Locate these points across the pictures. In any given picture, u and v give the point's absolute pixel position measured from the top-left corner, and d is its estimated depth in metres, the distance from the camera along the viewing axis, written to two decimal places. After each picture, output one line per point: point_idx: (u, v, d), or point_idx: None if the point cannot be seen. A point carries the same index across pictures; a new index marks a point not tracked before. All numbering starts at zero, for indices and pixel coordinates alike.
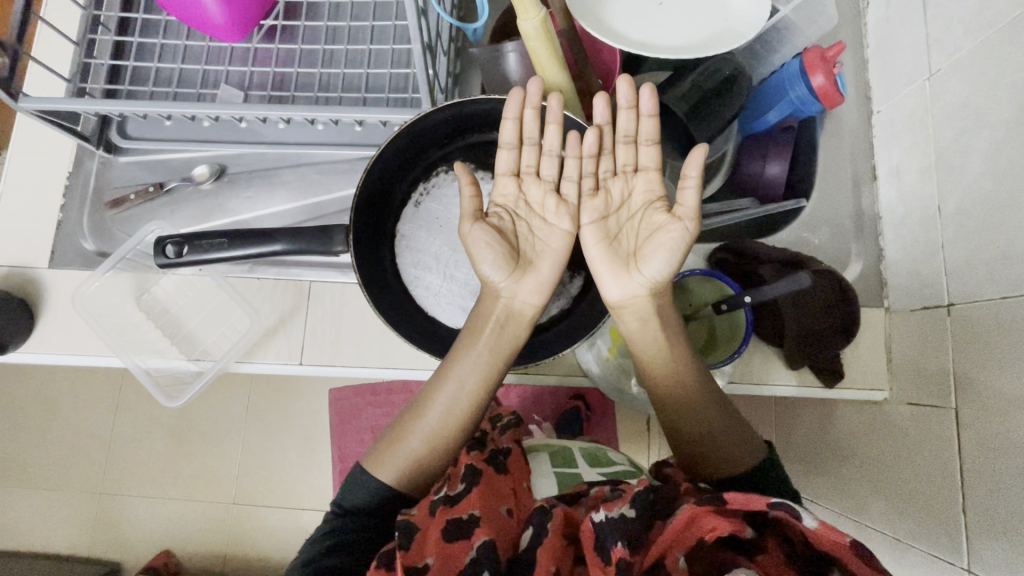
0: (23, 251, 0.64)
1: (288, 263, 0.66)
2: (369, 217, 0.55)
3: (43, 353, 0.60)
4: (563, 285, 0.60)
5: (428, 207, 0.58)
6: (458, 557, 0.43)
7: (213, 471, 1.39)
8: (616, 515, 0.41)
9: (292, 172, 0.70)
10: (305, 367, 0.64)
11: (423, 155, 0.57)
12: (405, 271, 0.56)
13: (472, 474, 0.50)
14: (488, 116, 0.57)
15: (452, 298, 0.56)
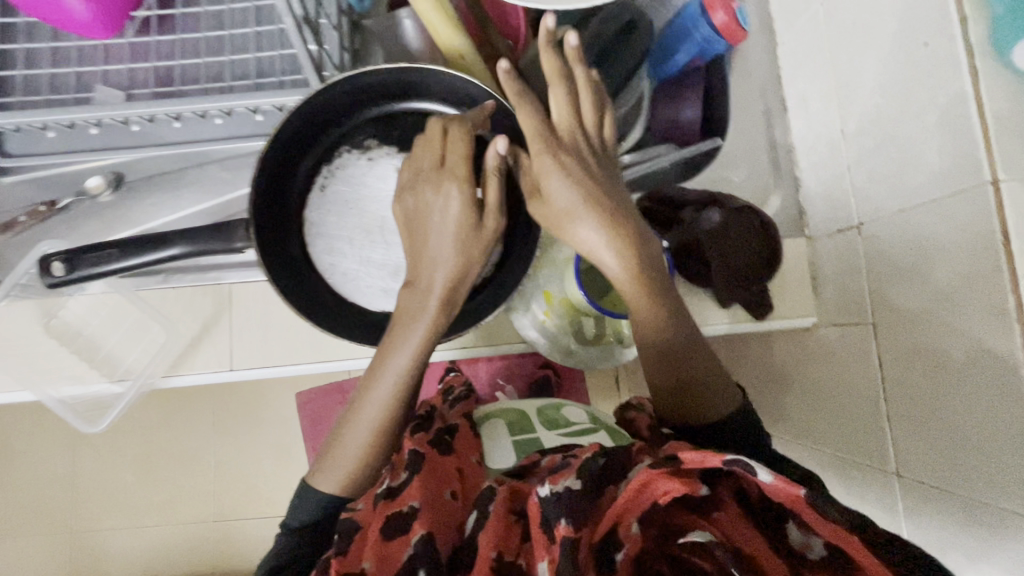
0: None
1: (205, 268, 0.64)
2: (270, 211, 0.53)
3: None
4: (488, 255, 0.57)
5: (335, 190, 0.55)
6: (396, 554, 0.44)
7: (184, 491, 1.36)
8: (560, 489, 0.39)
9: (197, 172, 0.67)
10: (237, 371, 0.62)
11: (322, 137, 0.55)
12: (319, 259, 0.54)
13: (416, 463, 0.51)
14: (382, 88, 0.54)
15: (370, 283, 0.54)
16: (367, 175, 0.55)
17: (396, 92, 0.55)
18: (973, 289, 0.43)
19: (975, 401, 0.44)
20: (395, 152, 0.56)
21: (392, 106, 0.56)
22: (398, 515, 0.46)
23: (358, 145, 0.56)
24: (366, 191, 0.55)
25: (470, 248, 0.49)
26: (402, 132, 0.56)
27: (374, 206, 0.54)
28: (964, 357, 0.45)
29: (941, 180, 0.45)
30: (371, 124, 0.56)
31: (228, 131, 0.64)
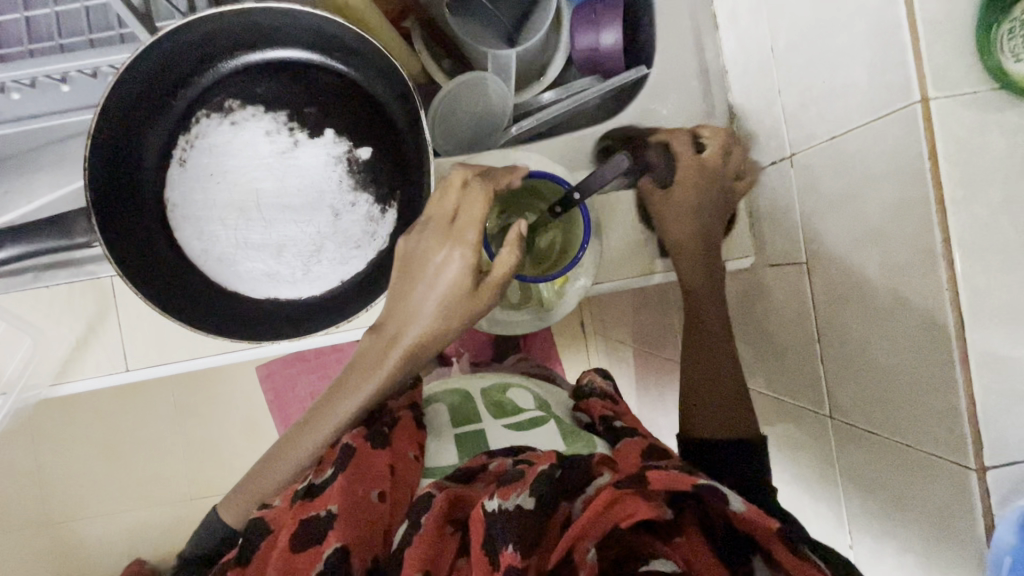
0: None
1: (79, 260, 0.57)
2: (117, 193, 0.46)
3: None
4: (375, 225, 0.49)
5: (197, 162, 0.48)
6: (305, 566, 0.43)
7: (153, 476, 1.34)
8: (513, 505, 0.39)
9: (55, 150, 0.59)
10: (135, 372, 0.56)
11: (172, 101, 0.47)
12: (189, 245, 0.48)
13: (341, 462, 0.49)
14: (234, 36, 0.46)
15: (249, 267, 0.48)
16: (231, 143, 0.48)
17: (251, 39, 0.47)
18: (900, 223, 0.39)
19: (901, 343, 0.41)
20: (263, 112, 0.48)
21: (252, 56, 0.48)
22: (312, 521, 0.45)
23: (218, 108, 0.48)
24: (232, 161, 0.48)
25: (452, 315, 0.45)
26: (267, 88, 0.49)
27: (243, 178, 0.47)
28: (891, 297, 0.41)
29: (869, 100, 0.40)
30: (230, 82, 0.49)
31: (77, 100, 0.55)
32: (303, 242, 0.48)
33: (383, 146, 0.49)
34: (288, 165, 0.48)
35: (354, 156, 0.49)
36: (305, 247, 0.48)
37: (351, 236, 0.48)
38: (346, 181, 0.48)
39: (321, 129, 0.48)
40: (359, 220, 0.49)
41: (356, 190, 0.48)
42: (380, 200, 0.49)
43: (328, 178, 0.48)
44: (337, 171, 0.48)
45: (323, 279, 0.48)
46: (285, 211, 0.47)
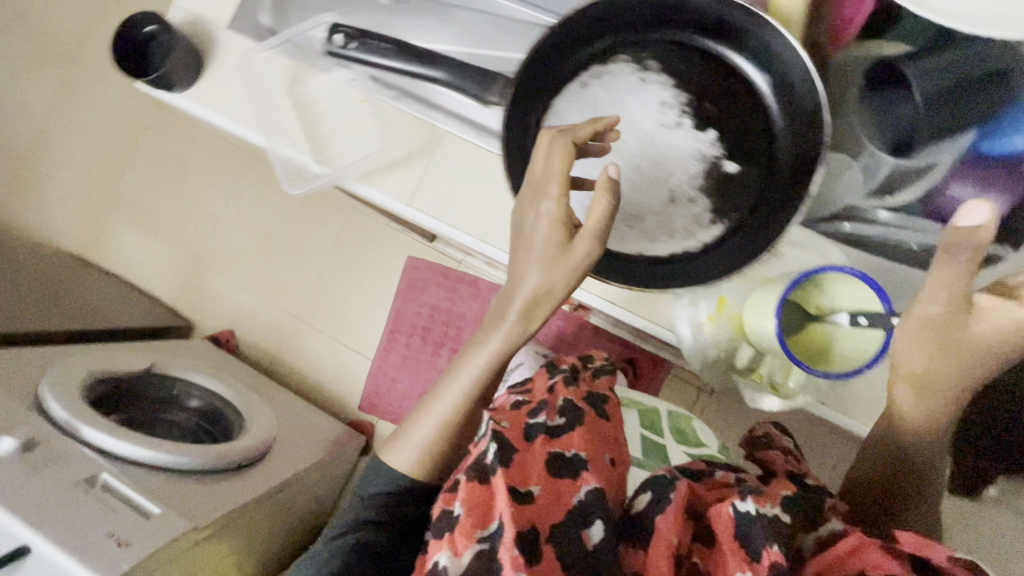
0: (214, 6, 0.69)
1: (433, 104, 0.64)
2: (528, 83, 0.50)
3: (203, 105, 0.67)
4: (698, 230, 0.50)
5: (592, 93, 0.52)
6: (564, 495, 0.52)
7: (298, 285, 1.72)
8: (768, 512, 0.46)
9: (468, 15, 0.66)
10: (411, 210, 0.64)
11: (612, 32, 0.51)
12: (543, 150, 0.52)
13: (576, 420, 0.62)
14: (699, 12, 0.49)
15: (575, 197, 0.51)
16: (631, 95, 0.52)
17: (709, 26, 0.50)
18: None
19: None
20: (670, 85, 0.51)
21: (695, 38, 0.51)
22: (563, 459, 0.56)
23: (636, 60, 0.52)
24: (621, 109, 0.51)
25: (555, 273, 0.48)
26: (688, 68, 0.51)
27: (621, 127, 0.51)
28: None
29: None
30: (662, 45, 0.51)
31: None
32: (633, 206, 0.51)
33: (751, 171, 0.50)
34: (662, 139, 0.51)
35: (720, 164, 0.50)
36: (628, 212, 0.51)
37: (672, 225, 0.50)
38: (698, 180, 0.50)
39: (709, 127, 0.51)
40: (686, 217, 0.50)
41: (702, 191, 0.50)
42: (717, 213, 0.50)
43: (686, 169, 0.50)
44: (697, 167, 0.50)
45: (625, 243, 0.50)
46: (635, 173, 0.51)
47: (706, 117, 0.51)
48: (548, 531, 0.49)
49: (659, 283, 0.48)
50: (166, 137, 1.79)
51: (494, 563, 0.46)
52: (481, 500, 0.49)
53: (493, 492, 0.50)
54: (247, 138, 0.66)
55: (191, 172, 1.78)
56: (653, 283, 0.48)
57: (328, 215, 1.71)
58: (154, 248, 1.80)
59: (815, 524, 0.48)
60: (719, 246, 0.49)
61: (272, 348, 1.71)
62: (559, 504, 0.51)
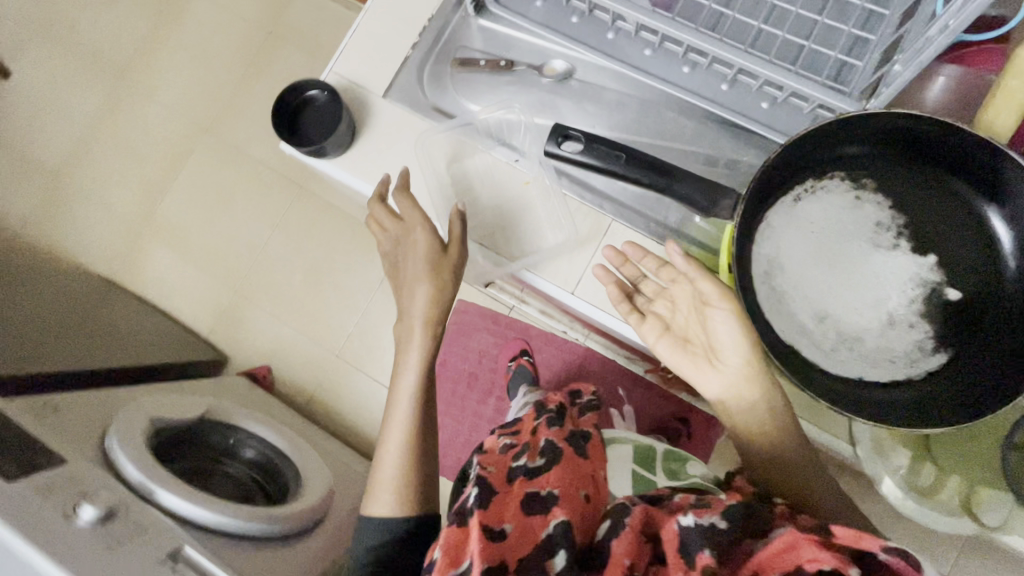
0: (369, 72, 0.67)
1: (602, 192, 0.64)
2: (756, 197, 0.51)
3: (360, 178, 0.66)
4: (922, 357, 0.51)
5: (812, 207, 0.52)
6: (534, 529, 0.55)
7: (336, 321, 1.68)
8: (705, 522, 0.46)
9: (635, 103, 0.66)
10: (575, 299, 0.63)
11: (830, 151, 0.52)
12: (757, 262, 0.52)
13: (555, 457, 0.65)
14: (931, 136, 0.49)
15: (795, 312, 0.52)
16: (850, 213, 0.52)
17: (932, 152, 0.51)
18: None
19: None
20: (885, 206, 0.53)
21: (912, 161, 0.52)
22: (534, 495, 0.59)
23: (852, 179, 0.53)
24: (841, 227, 0.52)
25: (436, 281, 0.65)
26: (908, 189, 0.52)
27: (842, 244, 0.52)
28: None
29: None
30: (881, 162, 0.52)
31: (686, 81, 0.64)
32: (855, 329, 0.51)
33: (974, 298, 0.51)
34: (885, 261, 0.51)
35: (943, 292, 0.51)
36: (848, 333, 0.51)
37: (893, 349, 0.51)
38: (922, 306, 0.51)
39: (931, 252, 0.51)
40: (910, 343, 0.51)
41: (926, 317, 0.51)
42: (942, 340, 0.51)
43: (908, 294, 0.51)
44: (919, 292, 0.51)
45: (846, 366, 0.51)
46: (857, 294, 0.51)
47: (927, 239, 0.52)
48: (519, 558, 0.51)
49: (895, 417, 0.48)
50: (212, 164, 1.76)
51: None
52: (459, 540, 0.53)
53: (467, 531, 0.54)
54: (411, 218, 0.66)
55: (238, 199, 1.75)
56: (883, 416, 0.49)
57: (376, 253, 1.68)
58: (191, 275, 1.75)
59: (760, 530, 0.46)
60: (944, 374, 0.50)
61: (308, 386, 1.65)
62: (531, 538, 0.54)
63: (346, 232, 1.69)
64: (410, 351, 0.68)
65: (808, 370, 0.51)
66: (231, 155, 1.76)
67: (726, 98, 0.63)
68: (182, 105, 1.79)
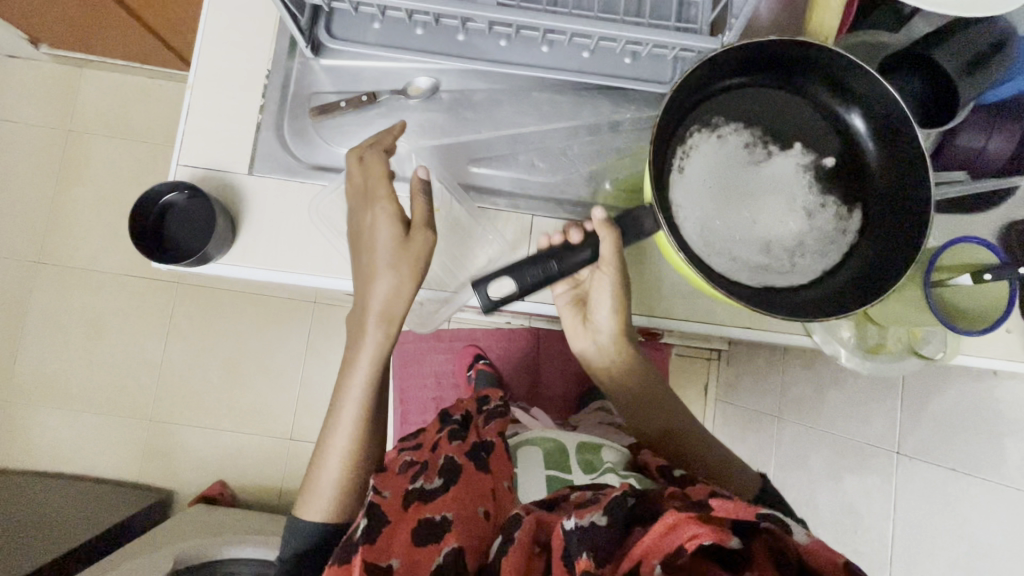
0: (221, 152, 0.60)
1: (511, 194, 0.63)
2: (663, 189, 0.53)
3: (260, 269, 0.60)
4: (847, 221, 0.58)
5: (694, 166, 0.57)
6: (423, 561, 0.56)
7: (273, 406, 1.55)
8: (586, 524, 0.49)
9: (509, 96, 0.65)
10: (527, 305, 0.62)
11: (678, 117, 0.56)
12: (692, 237, 0.55)
13: (451, 479, 0.65)
14: (738, 60, 0.55)
15: (741, 257, 0.56)
16: (722, 152, 0.58)
17: (744, 66, 0.56)
18: None
19: None
20: (741, 128, 0.58)
21: (738, 79, 0.58)
22: (429, 521, 0.60)
23: (707, 126, 0.58)
24: (724, 170, 0.58)
25: (403, 266, 0.57)
26: (748, 106, 0.58)
27: (733, 179, 0.58)
28: None
29: None
30: (721, 98, 0.58)
31: (550, 60, 0.63)
32: (786, 238, 0.57)
33: (842, 156, 0.59)
34: (768, 174, 0.58)
35: (819, 166, 0.59)
36: (789, 241, 0.57)
37: (822, 232, 0.58)
38: (813, 185, 0.59)
39: (791, 144, 0.59)
40: (830, 219, 0.58)
41: (824, 190, 0.59)
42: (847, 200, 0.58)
43: (798, 186, 0.58)
44: (804, 179, 0.59)
45: (804, 270, 0.57)
46: (765, 210, 0.57)
47: (784, 134, 0.59)
48: None
49: (871, 285, 0.55)
50: (59, 298, 1.52)
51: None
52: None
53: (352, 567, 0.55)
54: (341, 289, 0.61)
55: (108, 323, 1.53)
56: (864, 290, 0.55)
57: (289, 321, 1.56)
58: (87, 424, 1.52)
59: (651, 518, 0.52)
60: (869, 216, 0.58)
61: (271, 483, 1.52)
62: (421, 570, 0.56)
63: (248, 312, 1.56)
64: (354, 379, 0.66)
65: (788, 295, 0.56)
66: (81, 279, 1.53)
67: (592, 65, 0.63)
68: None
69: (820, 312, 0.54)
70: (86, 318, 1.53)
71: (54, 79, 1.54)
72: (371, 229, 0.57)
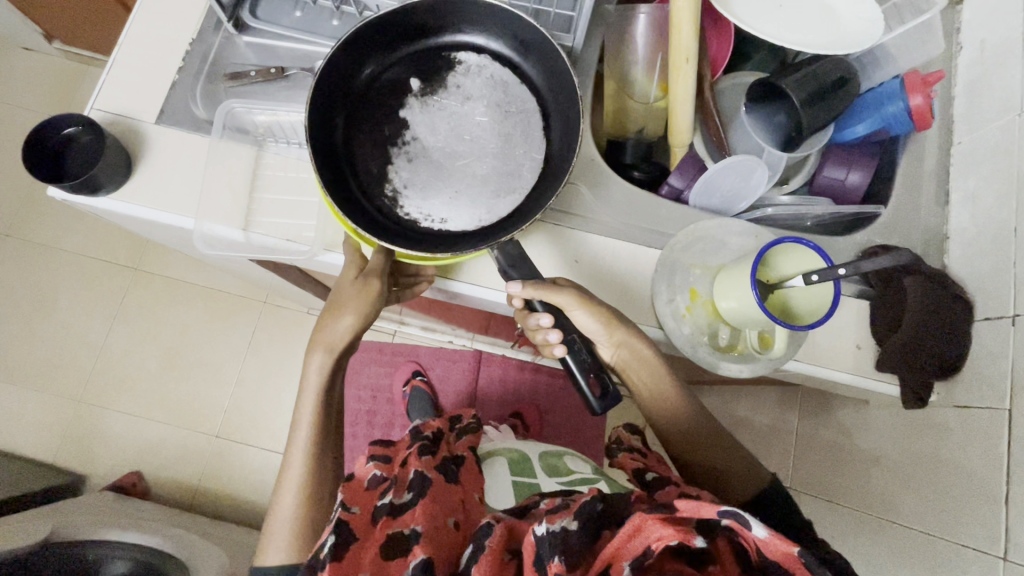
0: (134, 101, 0.66)
1: None
2: (454, 242, 0.56)
3: (143, 206, 0.64)
4: (467, 70, 0.61)
5: (431, 204, 0.58)
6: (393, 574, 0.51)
7: (204, 399, 1.54)
8: (558, 529, 0.46)
9: None
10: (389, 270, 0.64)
11: (371, 200, 0.57)
12: (499, 209, 0.57)
13: (421, 492, 0.59)
14: (332, 168, 0.56)
15: (520, 161, 0.58)
16: (411, 182, 0.59)
17: (336, 104, 0.58)
18: None
19: None
20: (393, 146, 0.60)
21: (347, 110, 0.59)
22: (399, 536, 0.54)
23: (397, 184, 0.59)
24: (429, 167, 0.59)
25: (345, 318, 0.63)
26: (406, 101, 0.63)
27: (436, 165, 0.59)
28: None
29: None
30: (366, 177, 0.58)
31: None
32: (505, 139, 0.59)
33: (417, 68, 0.62)
34: (429, 138, 0.59)
35: (421, 87, 0.61)
36: (509, 140, 0.59)
37: (491, 88, 0.61)
38: (445, 97, 0.61)
39: (373, 87, 0.61)
40: (477, 78, 0.61)
41: (443, 87, 0.61)
42: (451, 70, 0.61)
43: (444, 109, 0.60)
44: (440, 103, 0.61)
45: (530, 124, 0.60)
46: (465, 154, 0.58)
47: (389, 110, 0.61)
48: None
49: (536, 49, 0.59)
50: (19, 270, 1.57)
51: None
52: None
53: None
54: (215, 234, 0.64)
55: (59, 299, 1.57)
56: (544, 51, 0.58)
57: (236, 318, 1.58)
58: (17, 397, 1.51)
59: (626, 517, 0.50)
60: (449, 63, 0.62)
61: (188, 479, 1.49)
62: None
63: (197, 304, 1.58)
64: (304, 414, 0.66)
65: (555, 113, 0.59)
66: (43, 254, 1.58)
67: None
68: None
69: (566, 91, 0.58)
70: (40, 291, 1.57)
71: (62, 71, 1.67)
72: (341, 291, 0.63)
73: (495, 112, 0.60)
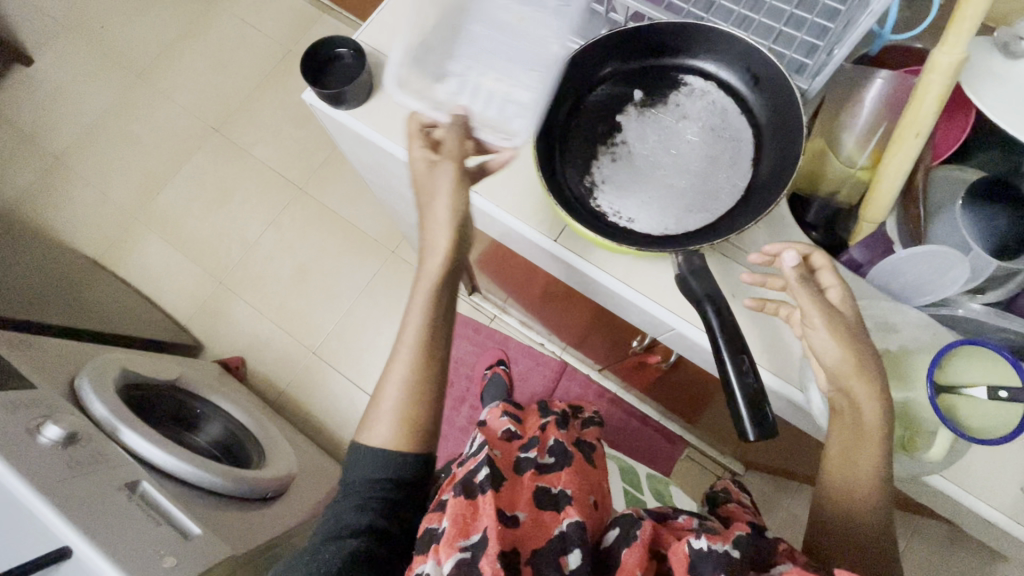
0: (390, 41, 0.77)
1: None
2: (637, 240, 0.58)
3: (369, 128, 0.73)
4: (693, 89, 0.63)
5: (623, 203, 0.60)
6: (549, 522, 0.63)
7: (315, 317, 1.69)
8: (719, 549, 0.54)
9: None
10: (555, 246, 0.68)
11: (570, 183, 0.61)
12: (687, 224, 0.59)
13: (564, 461, 0.75)
14: (547, 148, 0.61)
15: (720, 186, 0.60)
16: (609, 179, 0.61)
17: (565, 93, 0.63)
18: None
19: None
20: (603, 142, 0.63)
21: (573, 98, 0.63)
22: (550, 493, 0.68)
23: (597, 176, 0.62)
24: (630, 170, 0.62)
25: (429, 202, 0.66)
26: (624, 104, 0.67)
27: (638, 169, 0.61)
28: None
29: None
30: (569, 163, 0.62)
31: None
32: (711, 164, 0.61)
33: (645, 75, 0.64)
34: (638, 145, 0.62)
35: (645, 95, 0.64)
36: (715, 165, 0.61)
37: (709, 114, 0.62)
38: (663, 113, 0.63)
39: (601, 88, 0.64)
40: (698, 101, 0.63)
41: (665, 101, 0.63)
42: (675, 90, 0.63)
43: (659, 121, 0.63)
44: (657, 115, 0.63)
45: (741, 155, 0.61)
46: (667, 166, 0.61)
47: (608, 108, 0.64)
48: (529, 555, 0.58)
49: (771, 86, 0.59)
50: (215, 161, 1.84)
51: (473, 567, 0.54)
52: (465, 517, 0.59)
53: (476, 507, 0.61)
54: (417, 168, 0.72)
55: (236, 194, 1.81)
56: (776, 89, 0.59)
57: (364, 257, 1.73)
58: (178, 263, 1.76)
59: (765, 561, 0.56)
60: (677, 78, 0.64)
61: (279, 381, 1.64)
62: (546, 528, 0.62)
63: (337, 234, 1.75)
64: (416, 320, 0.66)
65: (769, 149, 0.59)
66: (237, 155, 1.84)
67: None
68: (195, 107, 1.90)
69: (786, 133, 0.58)
70: (224, 183, 1.82)
71: (302, 14, 1.95)
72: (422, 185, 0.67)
73: (708, 136, 0.62)
